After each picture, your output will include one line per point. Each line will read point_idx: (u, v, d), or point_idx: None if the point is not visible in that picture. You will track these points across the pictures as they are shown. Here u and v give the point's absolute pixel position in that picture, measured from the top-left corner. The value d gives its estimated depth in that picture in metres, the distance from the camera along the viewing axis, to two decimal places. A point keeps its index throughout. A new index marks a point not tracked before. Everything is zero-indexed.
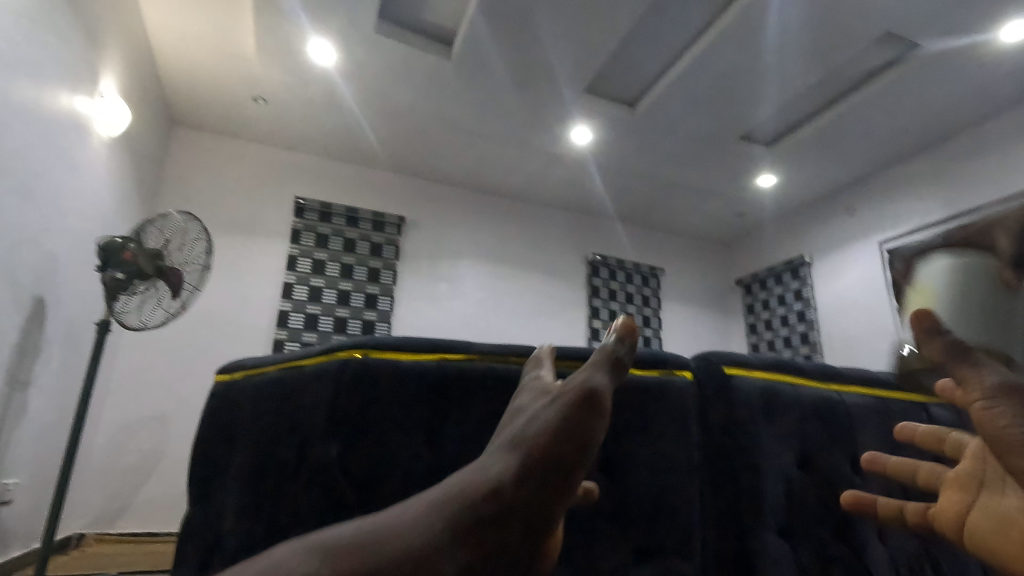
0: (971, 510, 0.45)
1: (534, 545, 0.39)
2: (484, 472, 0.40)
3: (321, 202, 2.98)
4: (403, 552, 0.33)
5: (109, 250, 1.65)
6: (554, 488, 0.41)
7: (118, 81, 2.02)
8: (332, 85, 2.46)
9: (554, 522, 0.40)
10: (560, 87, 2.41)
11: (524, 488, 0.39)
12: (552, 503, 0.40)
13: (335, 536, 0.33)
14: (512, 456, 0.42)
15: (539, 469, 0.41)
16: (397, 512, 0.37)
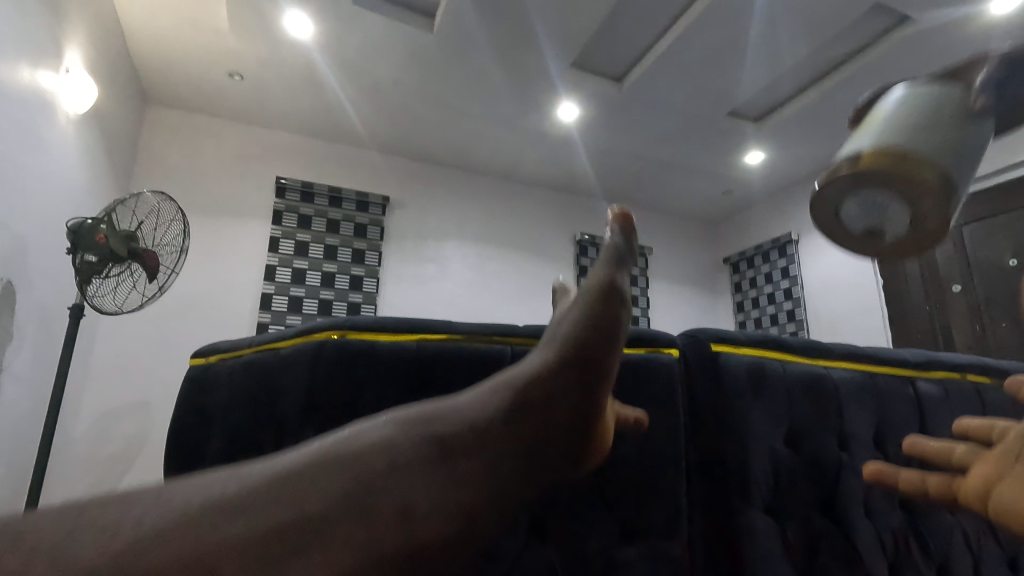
0: (1000, 479, 0.41)
1: (576, 420, 0.47)
2: (528, 367, 0.49)
3: (303, 182, 2.91)
4: (463, 427, 0.45)
5: (80, 232, 1.59)
6: (586, 376, 0.47)
7: (84, 54, 1.94)
8: (310, 61, 2.38)
9: (588, 408, 0.48)
10: (546, 61, 2.35)
11: (556, 378, 0.47)
12: (585, 387, 0.47)
13: (421, 412, 0.47)
14: (549, 352, 0.49)
15: (569, 362, 0.47)
16: (453, 405, 0.48)
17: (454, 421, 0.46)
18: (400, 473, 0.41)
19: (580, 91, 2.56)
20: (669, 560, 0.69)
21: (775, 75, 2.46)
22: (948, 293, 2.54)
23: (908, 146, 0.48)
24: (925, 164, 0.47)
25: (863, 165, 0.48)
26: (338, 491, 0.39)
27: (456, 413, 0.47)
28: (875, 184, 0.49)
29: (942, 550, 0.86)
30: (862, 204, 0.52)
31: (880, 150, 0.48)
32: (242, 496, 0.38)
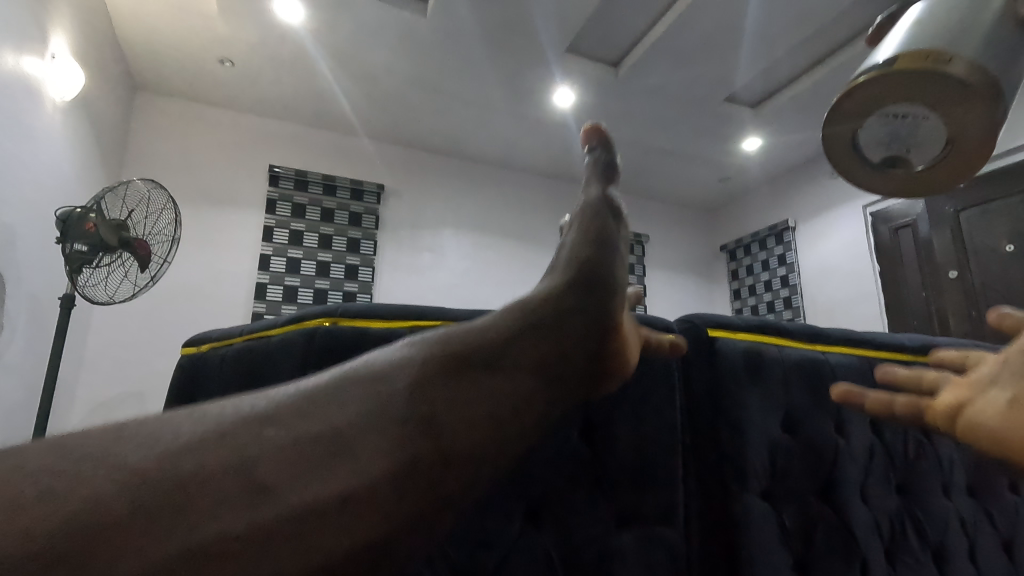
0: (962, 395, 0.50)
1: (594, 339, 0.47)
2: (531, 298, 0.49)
3: (296, 170, 2.88)
4: (476, 349, 0.43)
5: (69, 221, 1.56)
6: (597, 295, 0.48)
7: (70, 39, 1.90)
8: (302, 46, 2.34)
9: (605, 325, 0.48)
10: (541, 46, 2.32)
11: (569, 295, 0.47)
12: (600, 305, 0.48)
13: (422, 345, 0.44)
14: (554, 280, 0.49)
15: (581, 280, 0.48)
16: (458, 331, 0.45)
17: (446, 345, 0.43)
18: (400, 399, 0.39)
19: (576, 76, 2.54)
20: (666, 545, 0.68)
21: (773, 60, 2.43)
22: (944, 279, 2.54)
23: (939, 47, 0.53)
24: (962, 60, 0.52)
25: (897, 64, 0.54)
26: (336, 420, 0.36)
27: (446, 340, 0.44)
28: (907, 87, 0.55)
29: (938, 534, 0.86)
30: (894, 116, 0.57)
31: (911, 51, 0.54)
32: (226, 428, 0.34)
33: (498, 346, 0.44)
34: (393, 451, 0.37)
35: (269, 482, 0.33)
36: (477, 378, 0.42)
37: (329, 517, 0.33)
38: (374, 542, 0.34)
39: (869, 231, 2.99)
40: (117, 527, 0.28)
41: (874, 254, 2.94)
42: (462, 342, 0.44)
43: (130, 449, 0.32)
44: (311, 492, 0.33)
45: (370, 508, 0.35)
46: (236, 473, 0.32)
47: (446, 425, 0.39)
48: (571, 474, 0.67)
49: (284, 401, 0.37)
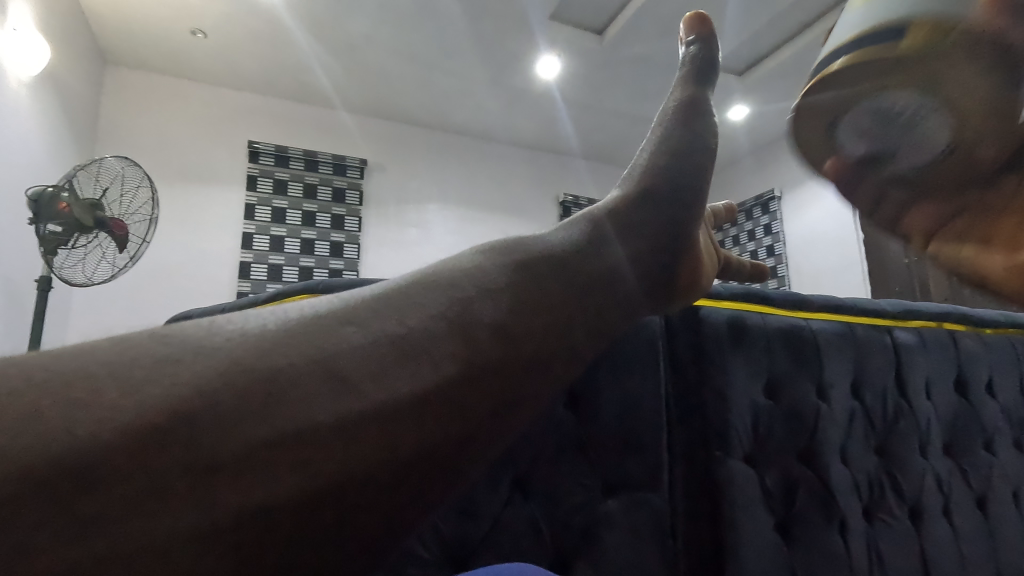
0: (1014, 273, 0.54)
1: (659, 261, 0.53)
2: (595, 216, 0.53)
3: (276, 145, 2.83)
4: (546, 261, 0.46)
5: (41, 201, 1.52)
6: (671, 214, 0.54)
7: (33, 13, 1.83)
8: (278, 18, 2.28)
9: (682, 236, 0.54)
10: (524, 11, 2.25)
11: (634, 210, 0.53)
12: (669, 225, 0.54)
13: (500, 253, 0.46)
14: (623, 199, 0.55)
15: (647, 200, 0.54)
16: (530, 240, 0.48)
17: (504, 262, 0.45)
18: (473, 306, 0.40)
19: (561, 44, 2.48)
20: (650, 510, 0.69)
21: (759, 26, 2.40)
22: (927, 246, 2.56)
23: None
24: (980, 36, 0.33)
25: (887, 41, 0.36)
26: (416, 324, 0.37)
27: (510, 256, 0.46)
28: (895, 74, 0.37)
29: (913, 492, 0.88)
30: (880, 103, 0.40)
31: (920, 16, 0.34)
32: (311, 329, 0.35)
33: (557, 267, 0.46)
34: (468, 358, 0.38)
35: (356, 381, 0.34)
36: (542, 295, 0.44)
37: (411, 414, 0.35)
38: (448, 436, 0.36)
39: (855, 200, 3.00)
40: (219, 411, 0.30)
41: (859, 222, 2.97)
42: (525, 261, 0.46)
43: (221, 344, 0.33)
44: (397, 388, 0.35)
45: (447, 409, 0.36)
46: (326, 374, 0.33)
47: (514, 336, 0.41)
48: (559, 444, 0.67)
49: (365, 305, 0.38)
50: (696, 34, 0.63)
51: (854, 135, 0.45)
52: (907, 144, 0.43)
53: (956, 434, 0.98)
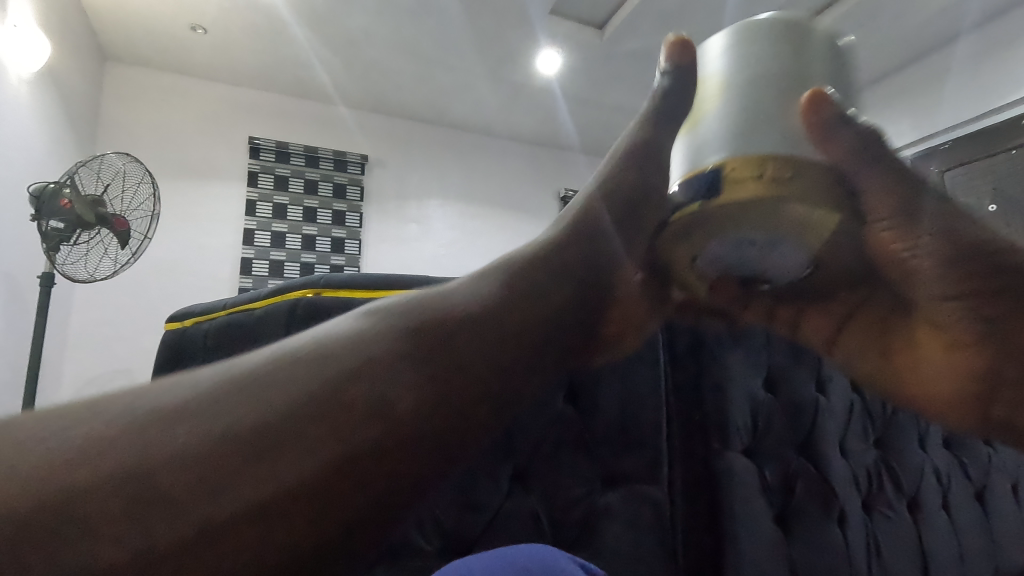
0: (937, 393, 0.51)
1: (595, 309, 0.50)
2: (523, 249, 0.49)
3: (277, 141, 2.83)
4: (457, 313, 0.41)
5: (43, 197, 1.52)
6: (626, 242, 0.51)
7: (33, 9, 1.83)
8: (279, 13, 2.28)
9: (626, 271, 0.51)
10: (524, 5, 2.25)
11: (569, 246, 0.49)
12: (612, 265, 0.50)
13: (404, 308, 0.40)
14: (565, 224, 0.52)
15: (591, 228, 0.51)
16: (443, 293, 0.43)
17: (400, 324, 0.38)
18: (361, 371, 0.35)
19: (561, 39, 2.47)
20: (650, 503, 0.69)
21: None
22: None
23: (772, 149, 0.39)
24: (807, 173, 0.39)
25: (733, 186, 0.39)
26: (281, 404, 0.31)
27: (456, 300, 0.42)
28: (748, 219, 0.39)
29: (912, 484, 0.89)
30: (729, 240, 0.42)
31: (742, 187, 0.39)
32: (147, 423, 0.29)
33: (513, 303, 0.43)
34: (352, 435, 0.32)
35: (247, 460, 0.29)
36: (492, 337, 0.40)
37: (281, 510, 0.29)
38: (335, 525, 0.31)
39: None
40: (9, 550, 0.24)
41: None
42: (466, 305, 0.41)
43: (87, 434, 0.28)
44: (292, 467, 0.30)
45: (348, 487, 0.32)
46: (160, 480, 0.27)
47: (418, 398, 0.35)
48: (557, 437, 0.68)
49: (286, 368, 0.33)
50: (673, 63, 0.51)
51: (724, 258, 0.44)
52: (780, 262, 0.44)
53: None
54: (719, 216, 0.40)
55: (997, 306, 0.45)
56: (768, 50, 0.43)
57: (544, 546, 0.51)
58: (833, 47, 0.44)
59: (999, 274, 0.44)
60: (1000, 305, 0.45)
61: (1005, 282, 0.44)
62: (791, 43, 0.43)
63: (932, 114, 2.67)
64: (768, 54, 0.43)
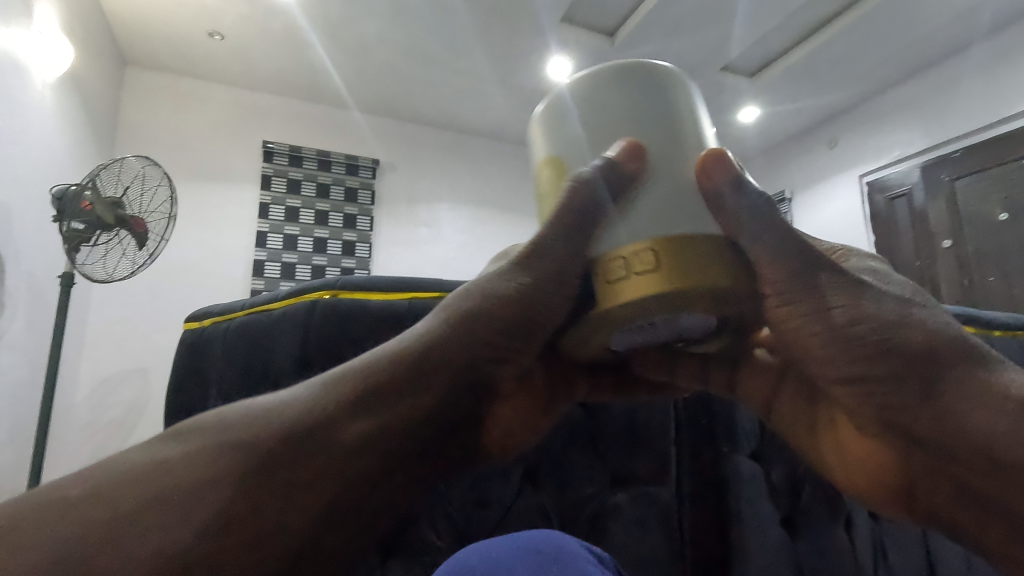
0: (880, 482, 0.48)
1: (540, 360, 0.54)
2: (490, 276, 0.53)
3: (290, 145, 2.87)
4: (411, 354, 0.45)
5: (65, 198, 1.56)
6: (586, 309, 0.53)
7: (58, 16, 1.88)
8: (296, 20, 2.32)
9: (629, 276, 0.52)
10: (535, 13, 2.27)
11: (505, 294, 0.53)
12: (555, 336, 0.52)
13: (367, 358, 0.45)
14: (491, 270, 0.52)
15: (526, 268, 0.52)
16: (409, 334, 0.47)
17: (353, 373, 0.44)
18: (315, 421, 0.41)
19: (572, 46, 2.49)
20: (658, 504, 0.70)
21: (771, 26, 2.41)
22: (938, 248, 2.60)
23: (681, 231, 0.37)
24: (719, 248, 0.38)
25: (623, 283, 0.37)
26: (250, 452, 0.39)
27: (401, 343, 0.46)
28: (649, 311, 0.37)
29: None
30: (637, 324, 0.40)
31: (656, 277, 0.36)
32: (152, 467, 0.37)
33: (467, 341, 0.46)
34: (307, 472, 0.40)
35: (221, 492, 0.37)
36: (434, 383, 0.45)
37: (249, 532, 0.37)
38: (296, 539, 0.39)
39: (867, 200, 3.02)
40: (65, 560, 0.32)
41: (870, 222, 2.98)
42: (422, 342, 0.46)
43: (115, 472, 0.37)
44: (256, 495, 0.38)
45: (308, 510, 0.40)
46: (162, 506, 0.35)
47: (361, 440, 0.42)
48: (567, 438, 0.69)
49: (232, 421, 0.41)
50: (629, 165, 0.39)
51: (637, 334, 0.43)
52: (690, 329, 0.42)
53: None
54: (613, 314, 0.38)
55: (901, 396, 0.42)
56: (626, 110, 0.41)
57: (549, 532, 0.53)
58: (685, 95, 0.43)
59: (889, 354, 0.41)
60: (896, 396, 0.42)
61: (895, 366, 0.41)
62: (654, 96, 0.41)
63: (945, 120, 2.66)
64: (631, 119, 0.41)
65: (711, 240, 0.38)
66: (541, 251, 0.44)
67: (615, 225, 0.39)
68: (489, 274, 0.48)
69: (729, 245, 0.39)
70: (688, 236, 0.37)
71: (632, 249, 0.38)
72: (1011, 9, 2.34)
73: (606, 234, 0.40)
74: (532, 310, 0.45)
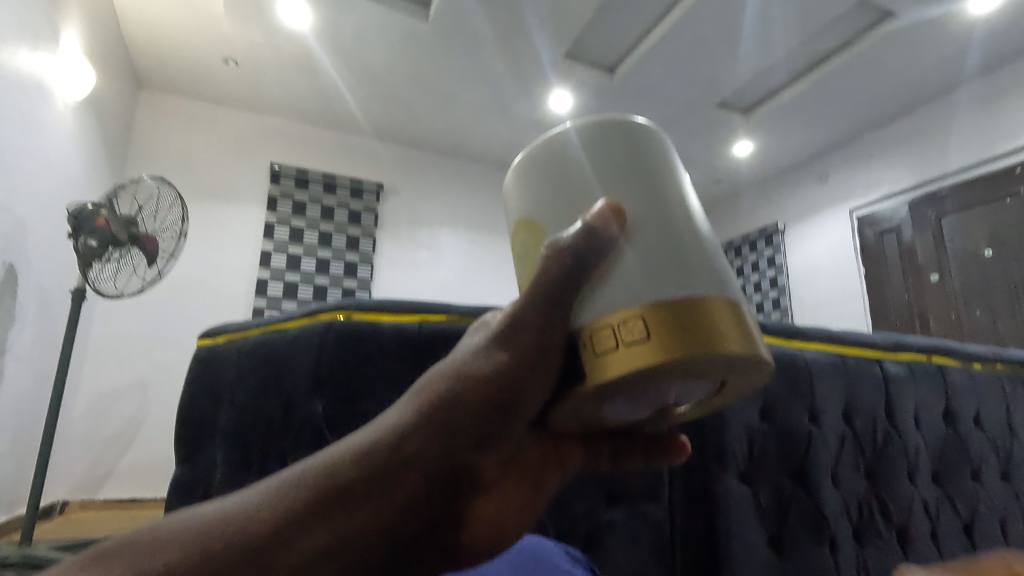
0: None
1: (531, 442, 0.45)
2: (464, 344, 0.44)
3: (297, 168, 2.94)
4: (382, 445, 0.37)
5: (81, 217, 1.61)
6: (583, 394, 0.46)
7: (82, 38, 1.97)
8: (310, 49, 2.41)
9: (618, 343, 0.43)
10: (539, 47, 2.37)
11: None
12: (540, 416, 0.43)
13: (334, 452, 0.37)
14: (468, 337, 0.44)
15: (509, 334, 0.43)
16: (381, 422, 0.39)
17: (320, 471, 0.36)
18: (269, 537, 0.33)
19: (573, 79, 2.59)
20: (651, 521, 0.72)
21: (765, 65, 2.52)
22: (926, 283, 2.68)
23: (673, 294, 0.31)
24: (725, 313, 0.31)
25: (610, 357, 0.31)
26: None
27: (366, 434, 0.38)
28: (643, 383, 0.31)
29: (903, 514, 0.85)
30: (629, 398, 0.33)
31: (641, 352, 0.29)
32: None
33: (449, 424, 0.38)
34: None
35: None
36: (409, 473, 0.36)
37: None
38: None
39: (856, 235, 3.09)
40: None
41: (860, 255, 3.06)
42: (398, 427, 0.38)
43: None
44: None
45: None
46: None
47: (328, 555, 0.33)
48: None
49: (177, 539, 0.33)
50: (603, 226, 0.33)
51: (626, 411, 0.36)
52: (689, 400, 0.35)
53: (947, 460, 0.91)
54: (601, 392, 0.32)
55: None
56: (596, 167, 0.36)
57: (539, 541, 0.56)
58: (663, 152, 0.37)
59: None
60: None
61: None
62: (623, 152, 0.36)
63: (932, 158, 2.76)
64: (603, 181, 0.35)
65: (710, 302, 0.31)
66: (517, 324, 0.36)
67: (600, 289, 0.33)
68: (470, 349, 0.40)
69: (739, 312, 0.32)
70: (684, 300, 0.30)
71: (615, 316, 0.31)
72: (995, 53, 2.46)
73: (593, 307, 0.33)
74: (523, 378, 0.37)
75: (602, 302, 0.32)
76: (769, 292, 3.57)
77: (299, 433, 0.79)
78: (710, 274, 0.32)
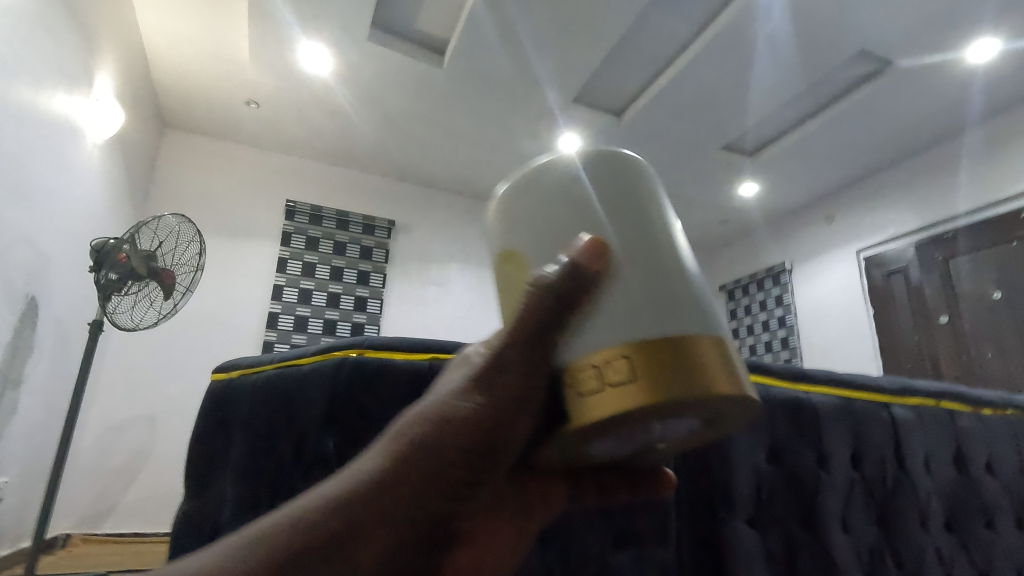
0: None
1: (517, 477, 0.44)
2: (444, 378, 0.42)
3: (312, 205, 3.02)
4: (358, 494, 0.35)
5: (103, 251, 1.68)
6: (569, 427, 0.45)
7: (114, 83, 2.07)
8: (329, 93, 2.51)
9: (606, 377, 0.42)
10: (548, 93, 2.46)
11: None
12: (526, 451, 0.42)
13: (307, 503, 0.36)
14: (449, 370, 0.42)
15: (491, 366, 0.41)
16: (358, 467, 0.37)
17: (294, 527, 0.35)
18: None
19: (581, 122, 2.67)
20: (658, 565, 0.71)
21: (769, 110, 2.58)
22: (936, 325, 2.67)
23: (661, 330, 0.30)
24: (714, 351, 0.30)
25: (593, 399, 0.29)
26: None
27: (338, 485, 0.37)
28: (628, 423, 0.30)
29: (914, 562, 0.84)
30: (616, 437, 0.32)
31: (627, 392, 0.28)
32: None
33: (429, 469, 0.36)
34: None
35: None
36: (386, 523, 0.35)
37: None
38: None
39: (864, 275, 3.10)
40: None
41: (868, 296, 3.05)
42: (375, 473, 0.36)
43: None
44: None
45: None
46: None
47: None
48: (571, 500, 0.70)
49: None
50: (587, 259, 0.32)
51: (612, 449, 0.34)
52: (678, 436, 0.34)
53: (958, 507, 0.91)
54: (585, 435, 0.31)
55: None
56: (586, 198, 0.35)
57: None
58: (650, 185, 0.37)
59: None
60: None
61: None
62: (612, 184, 0.36)
63: (937, 201, 2.79)
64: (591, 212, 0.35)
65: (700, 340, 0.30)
66: (499, 364, 0.35)
67: (584, 327, 0.32)
68: (446, 391, 0.39)
69: (727, 348, 0.31)
70: (673, 337, 0.29)
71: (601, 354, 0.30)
72: (994, 100, 2.52)
73: (579, 344, 0.32)
74: (502, 422, 0.36)
75: (588, 338, 0.31)
76: (779, 331, 3.56)
77: (307, 468, 0.80)
78: (698, 307, 0.31)
